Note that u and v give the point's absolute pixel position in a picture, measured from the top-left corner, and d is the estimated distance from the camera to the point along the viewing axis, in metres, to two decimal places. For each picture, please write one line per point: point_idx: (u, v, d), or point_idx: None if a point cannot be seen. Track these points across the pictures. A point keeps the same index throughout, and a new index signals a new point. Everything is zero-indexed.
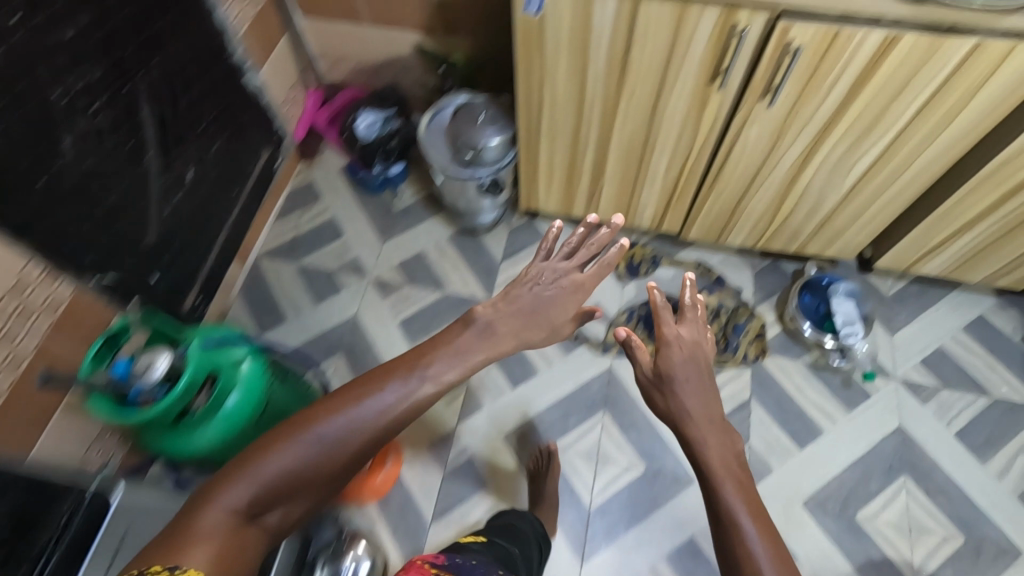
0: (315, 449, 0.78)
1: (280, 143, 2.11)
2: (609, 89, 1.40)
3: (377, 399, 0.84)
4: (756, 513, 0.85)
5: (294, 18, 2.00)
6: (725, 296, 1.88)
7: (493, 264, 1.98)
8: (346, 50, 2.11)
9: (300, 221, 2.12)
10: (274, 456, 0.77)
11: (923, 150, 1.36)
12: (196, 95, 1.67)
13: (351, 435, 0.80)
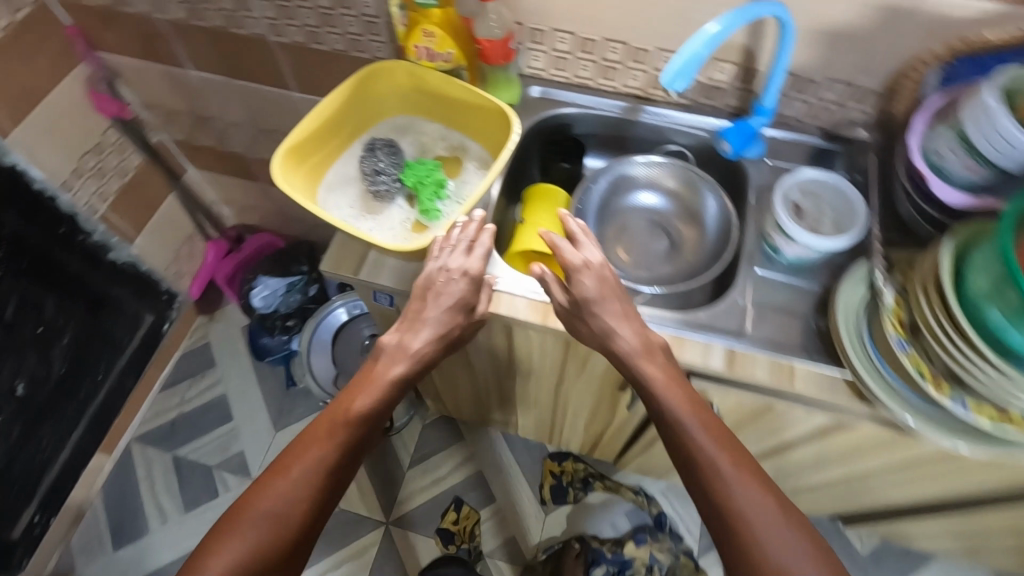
0: (292, 483, 0.74)
1: (172, 306, 1.82)
2: (498, 364, 1.11)
3: (326, 446, 0.76)
4: (767, 485, 0.69)
5: (187, 165, 1.72)
6: (658, 547, 1.52)
7: (398, 474, 1.68)
8: (252, 202, 1.84)
9: (188, 395, 1.84)
10: (266, 499, 0.73)
11: (896, 488, 1.03)
12: (30, 298, 1.40)
13: (319, 465, 0.75)
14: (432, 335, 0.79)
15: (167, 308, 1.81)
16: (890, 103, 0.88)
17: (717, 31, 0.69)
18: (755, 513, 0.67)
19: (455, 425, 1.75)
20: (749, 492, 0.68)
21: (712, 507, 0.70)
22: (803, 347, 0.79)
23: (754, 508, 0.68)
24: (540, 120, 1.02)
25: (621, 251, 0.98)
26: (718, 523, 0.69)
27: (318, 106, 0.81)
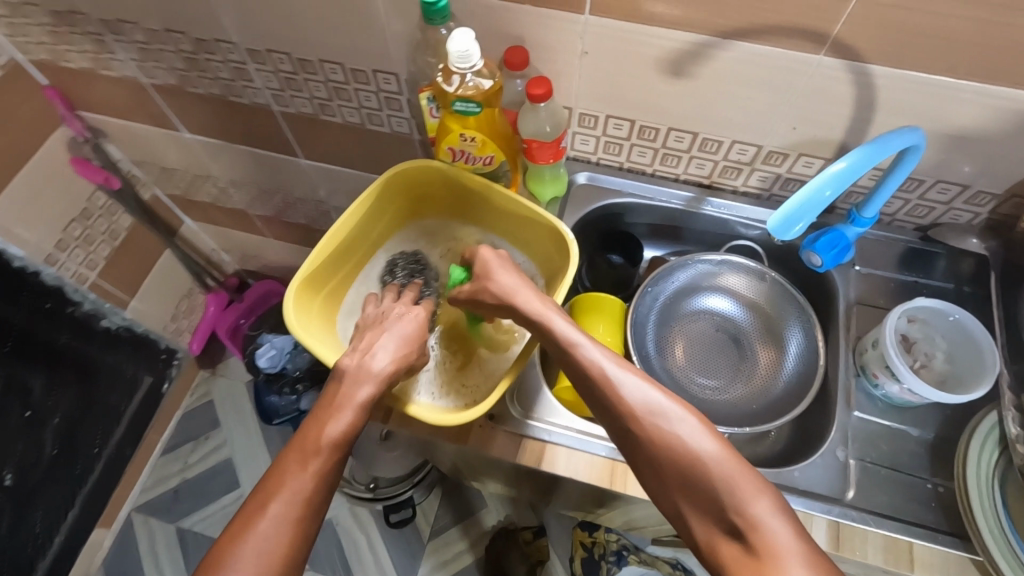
0: (299, 489, 0.53)
1: (173, 364, 1.68)
2: (537, 487, 0.97)
3: (376, 383, 0.60)
4: (793, 520, 0.47)
5: (184, 219, 1.59)
6: None
7: (415, 551, 1.39)
8: (254, 253, 1.71)
9: (190, 458, 1.73)
10: (268, 504, 0.52)
11: None
12: (18, 381, 1.26)
13: (361, 411, 0.58)
14: (391, 356, 0.63)
15: (167, 368, 1.66)
16: (1010, 207, 0.75)
17: (847, 168, 0.56)
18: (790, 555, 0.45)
19: (480, 495, 1.44)
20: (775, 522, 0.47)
21: (717, 543, 0.48)
22: (922, 519, 0.66)
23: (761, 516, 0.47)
24: (588, 212, 0.89)
25: (681, 358, 0.83)
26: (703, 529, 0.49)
27: (337, 228, 0.69)
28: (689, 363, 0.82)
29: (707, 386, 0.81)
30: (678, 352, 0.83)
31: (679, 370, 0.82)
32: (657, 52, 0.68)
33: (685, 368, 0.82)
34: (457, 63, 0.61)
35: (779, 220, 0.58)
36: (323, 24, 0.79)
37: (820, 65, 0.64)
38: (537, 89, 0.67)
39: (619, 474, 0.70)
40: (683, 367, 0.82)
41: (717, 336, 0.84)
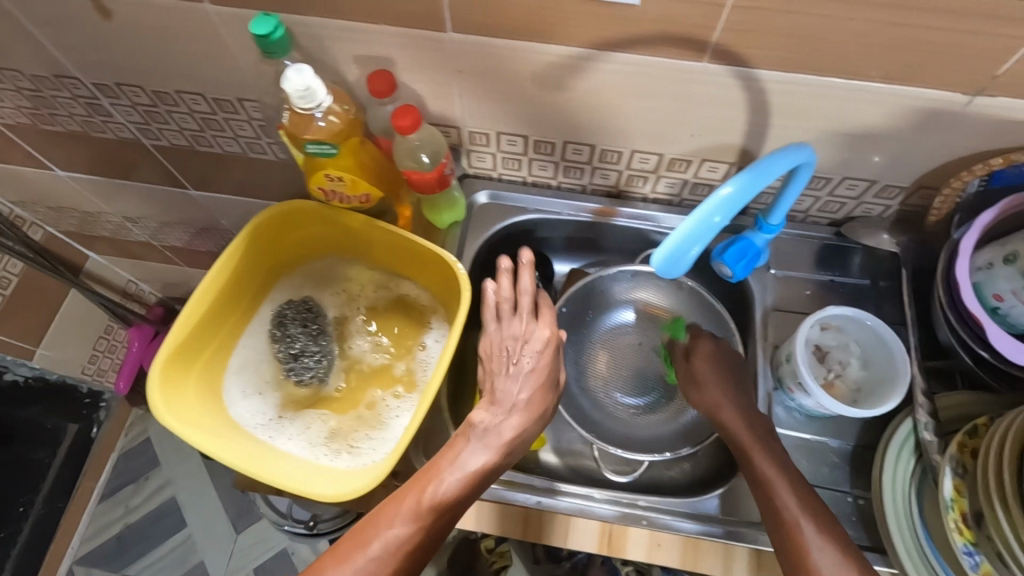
0: (423, 526, 0.58)
1: (98, 408, 1.59)
2: None
3: (490, 452, 0.61)
4: (843, 538, 0.56)
5: (87, 252, 1.44)
6: None
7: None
8: (173, 280, 1.60)
9: (133, 502, 1.61)
10: (390, 524, 0.58)
11: None
12: None
13: (473, 480, 0.60)
14: (532, 406, 0.64)
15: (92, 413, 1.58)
16: (920, 199, 0.71)
17: (735, 193, 0.50)
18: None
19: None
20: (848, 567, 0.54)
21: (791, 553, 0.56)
22: (844, 535, 0.65)
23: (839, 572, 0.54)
24: (495, 233, 0.82)
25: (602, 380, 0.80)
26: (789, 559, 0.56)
27: (201, 292, 0.62)
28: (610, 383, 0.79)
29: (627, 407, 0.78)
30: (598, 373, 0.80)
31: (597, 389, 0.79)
32: (534, 68, 0.62)
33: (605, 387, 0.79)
34: (300, 102, 0.54)
35: (662, 259, 0.53)
36: (167, 55, 0.70)
37: (704, 73, 0.59)
38: (403, 120, 0.60)
39: (534, 526, 0.65)
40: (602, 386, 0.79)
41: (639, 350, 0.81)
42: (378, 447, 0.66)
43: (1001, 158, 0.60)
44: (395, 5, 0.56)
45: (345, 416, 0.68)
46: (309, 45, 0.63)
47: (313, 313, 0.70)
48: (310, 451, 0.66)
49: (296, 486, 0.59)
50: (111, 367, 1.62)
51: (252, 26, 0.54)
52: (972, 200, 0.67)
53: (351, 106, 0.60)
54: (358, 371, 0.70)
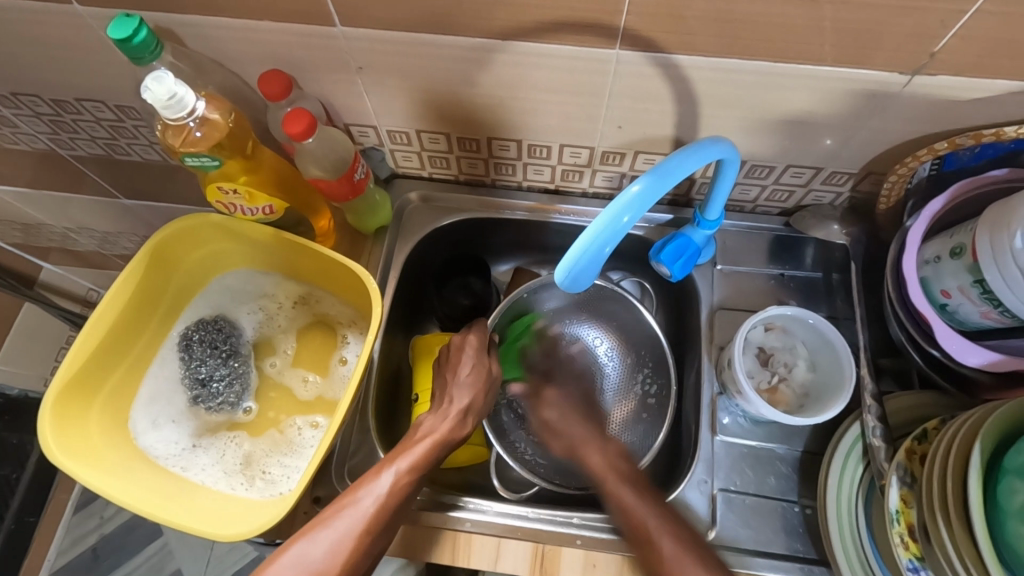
0: (336, 557, 0.51)
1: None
2: None
3: (399, 468, 0.55)
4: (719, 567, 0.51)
5: (42, 263, 1.25)
6: None
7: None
8: None
9: (108, 511, 1.40)
10: (319, 533, 0.52)
11: None
12: None
13: (386, 501, 0.54)
14: (453, 413, 0.61)
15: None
16: (871, 185, 0.66)
17: (645, 191, 0.44)
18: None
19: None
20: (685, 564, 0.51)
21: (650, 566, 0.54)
22: (796, 551, 0.61)
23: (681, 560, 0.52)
24: (426, 237, 0.77)
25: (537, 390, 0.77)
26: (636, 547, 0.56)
27: (89, 322, 0.58)
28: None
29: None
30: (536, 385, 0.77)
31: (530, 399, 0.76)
32: (435, 61, 0.57)
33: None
34: (168, 112, 0.49)
35: (566, 271, 0.48)
36: (54, 63, 0.65)
37: (618, 61, 0.54)
38: (295, 126, 0.56)
39: (462, 549, 0.62)
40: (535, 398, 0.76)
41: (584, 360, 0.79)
42: (293, 473, 0.63)
43: (947, 142, 0.55)
44: (270, 1, 0.51)
45: (261, 441, 0.65)
46: (192, 49, 0.58)
47: (223, 335, 0.66)
48: (224, 481, 0.62)
49: (197, 525, 0.55)
50: None
51: (111, 30, 0.50)
52: (923, 186, 0.60)
53: (235, 113, 0.55)
54: (274, 395, 0.67)
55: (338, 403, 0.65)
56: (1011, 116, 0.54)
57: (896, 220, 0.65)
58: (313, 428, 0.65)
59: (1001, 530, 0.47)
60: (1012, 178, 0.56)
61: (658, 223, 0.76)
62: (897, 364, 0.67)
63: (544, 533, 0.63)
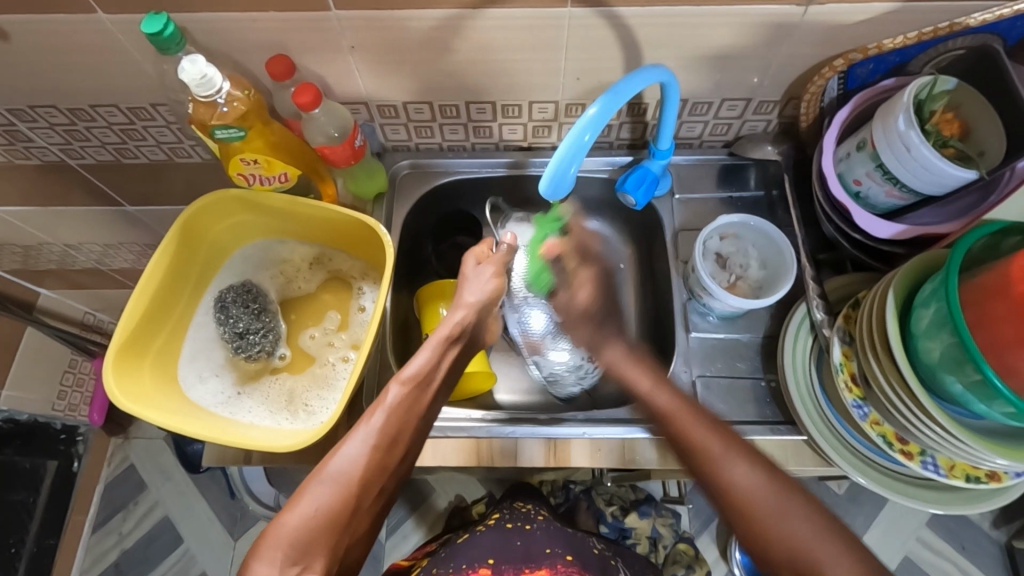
0: (363, 462, 0.58)
1: (77, 442, 1.36)
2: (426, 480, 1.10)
3: (402, 380, 0.62)
4: (813, 504, 0.53)
5: (38, 289, 1.25)
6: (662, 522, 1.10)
7: (378, 554, 1.30)
8: None
9: (126, 527, 1.39)
10: (348, 443, 0.59)
11: None
12: None
13: (394, 412, 0.61)
14: (462, 311, 0.68)
15: (71, 447, 1.35)
16: (792, 109, 0.78)
17: (600, 111, 0.55)
18: (797, 526, 0.52)
19: (427, 480, 1.33)
20: (788, 505, 0.53)
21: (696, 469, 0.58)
22: (762, 416, 0.73)
23: (756, 486, 0.54)
24: (419, 200, 0.87)
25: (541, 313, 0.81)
26: (704, 486, 0.57)
27: (140, 284, 0.66)
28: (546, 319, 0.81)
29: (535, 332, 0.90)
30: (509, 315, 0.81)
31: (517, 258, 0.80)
32: (417, 33, 0.66)
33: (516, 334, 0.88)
34: (199, 90, 0.59)
35: (547, 183, 0.59)
36: (74, 69, 0.72)
37: (571, 17, 0.64)
38: (303, 98, 0.65)
39: (485, 452, 0.73)
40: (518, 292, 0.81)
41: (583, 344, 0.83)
42: (330, 403, 0.72)
43: (843, 58, 0.67)
44: None
45: (299, 381, 0.74)
46: (205, 43, 0.67)
47: (253, 295, 0.75)
48: (271, 418, 0.71)
49: (256, 443, 0.65)
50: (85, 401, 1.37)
51: (143, 26, 0.59)
52: (835, 104, 0.74)
53: (253, 89, 0.66)
54: (303, 342, 0.77)
55: (362, 339, 0.75)
56: (891, 34, 0.66)
57: (815, 135, 0.77)
58: (343, 364, 0.75)
59: (917, 351, 0.58)
60: (899, 84, 0.68)
61: (621, 165, 0.87)
62: (832, 258, 0.79)
63: (555, 432, 0.73)
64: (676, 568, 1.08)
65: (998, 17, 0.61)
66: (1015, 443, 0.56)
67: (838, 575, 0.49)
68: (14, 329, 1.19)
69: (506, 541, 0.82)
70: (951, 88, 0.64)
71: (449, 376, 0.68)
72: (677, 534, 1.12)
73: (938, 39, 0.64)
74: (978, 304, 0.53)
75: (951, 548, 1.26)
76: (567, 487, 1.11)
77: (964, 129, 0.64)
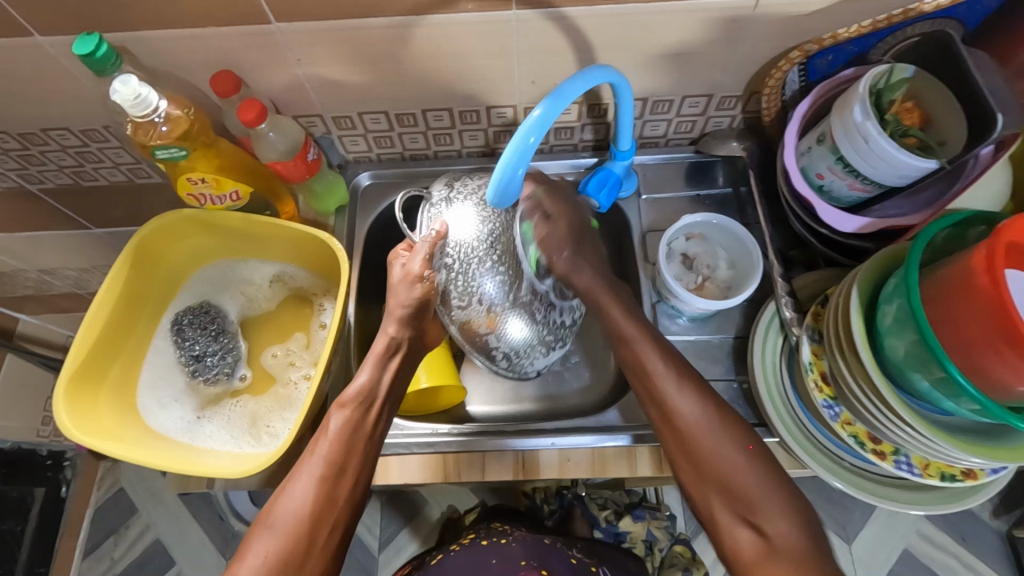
0: (309, 501, 0.58)
1: (64, 468, 1.34)
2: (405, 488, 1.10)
3: (342, 409, 0.62)
4: (744, 436, 0.56)
5: (18, 315, 1.22)
6: (657, 527, 1.02)
7: (369, 567, 1.28)
8: None
9: (116, 551, 1.37)
10: (296, 482, 0.59)
11: None
12: None
13: (338, 442, 0.60)
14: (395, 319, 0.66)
15: (58, 474, 1.33)
16: (756, 104, 0.77)
17: (544, 113, 0.53)
18: (723, 450, 0.55)
19: (419, 492, 1.32)
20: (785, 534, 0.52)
21: (647, 398, 0.60)
22: (737, 419, 0.71)
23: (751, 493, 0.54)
24: (383, 213, 0.85)
25: (517, 322, 0.71)
26: (659, 423, 0.59)
27: (90, 310, 0.65)
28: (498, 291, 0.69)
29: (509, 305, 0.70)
30: (455, 288, 0.69)
31: (452, 212, 0.69)
32: (362, 42, 0.65)
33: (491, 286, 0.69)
34: (135, 110, 0.57)
35: (494, 189, 0.57)
36: (20, 95, 0.71)
37: (518, 19, 0.63)
38: (247, 114, 0.64)
39: (452, 467, 0.71)
40: (456, 276, 0.68)
41: (551, 331, 0.74)
42: (292, 423, 0.70)
43: (798, 50, 0.65)
44: (212, 8, 0.59)
45: (260, 403, 0.73)
46: (147, 62, 0.66)
47: (211, 316, 0.74)
48: (232, 442, 0.69)
49: (212, 469, 0.63)
50: None
51: (75, 47, 0.57)
52: (797, 97, 0.72)
53: (194, 108, 0.64)
54: (264, 362, 0.75)
55: (322, 357, 0.74)
56: (847, 24, 0.65)
57: (781, 129, 0.76)
58: (305, 382, 0.73)
59: (883, 347, 0.56)
60: (860, 74, 0.67)
61: (586, 168, 0.85)
62: (803, 254, 0.78)
63: (524, 445, 0.71)
64: (673, 572, 0.99)
65: (953, 2, 0.60)
66: (985, 441, 0.54)
67: (772, 524, 0.52)
68: None
69: (481, 560, 0.80)
70: (909, 76, 0.62)
71: (396, 395, 0.66)
72: (672, 537, 1.03)
73: (896, 25, 0.63)
74: (941, 301, 0.51)
75: (952, 540, 1.24)
76: (559, 494, 1.06)
77: (925, 119, 0.62)
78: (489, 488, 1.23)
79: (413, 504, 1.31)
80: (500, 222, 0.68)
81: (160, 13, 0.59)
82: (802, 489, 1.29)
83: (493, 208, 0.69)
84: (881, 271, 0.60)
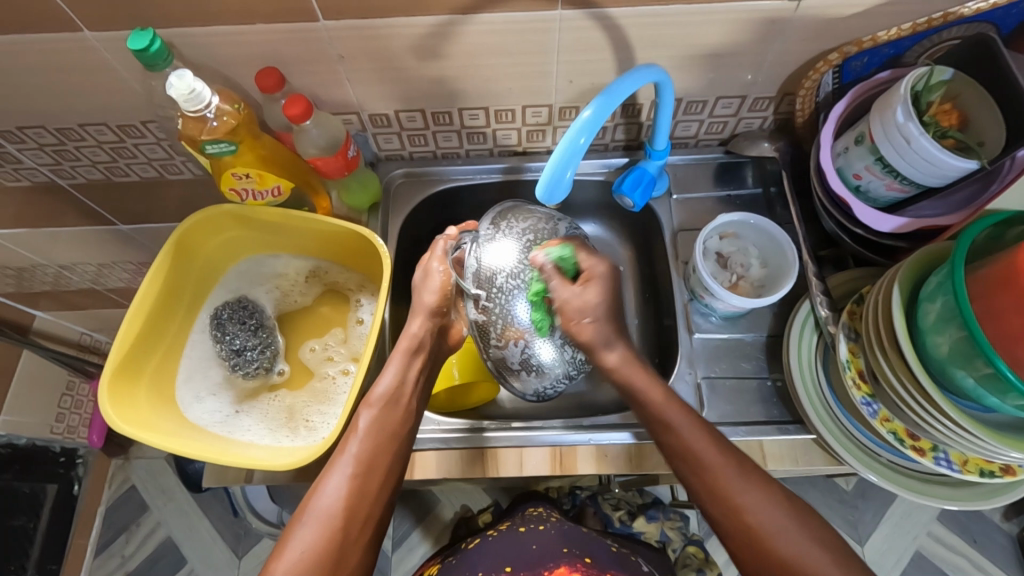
0: (342, 495, 0.58)
1: (76, 465, 1.34)
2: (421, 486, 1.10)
3: (371, 407, 0.62)
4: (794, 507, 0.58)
5: (35, 311, 1.21)
6: (670, 526, 1.03)
7: (382, 567, 1.28)
8: None
9: (128, 549, 1.36)
10: (329, 476, 0.59)
11: None
12: None
13: (368, 438, 0.60)
14: (425, 318, 0.68)
15: (71, 471, 1.32)
16: (787, 106, 0.78)
17: (594, 114, 0.54)
18: (783, 528, 0.57)
19: (432, 491, 1.32)
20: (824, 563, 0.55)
21: (702, 488, 0.60)
22: (770, 415, 0.72)
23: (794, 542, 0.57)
24: (414, 210, 0.86)
25: (548, 348, 0.70)
26: (709, 504, 0.59)
27: (134, 304, 0.66)
28: (535, 313, 0.67)
29: (547, 327, 0.68)
30: (491, 314, 0.68)
31: (502, 239, 0.69)
32: (406, 40, 0.66)
33: (526, 310, 0.67)
34: (188, 104, 0.58)
35: (543, 186, 0.57)
36: (61, 89, 0.72)
37: (562, 19, 0.64)
38: (294, 109, 0.64)
39: (488, 463, 0.72)
40: (492, 307, 0.68)
41: (573, 364, 0.73)
42: (331, 418, 0.71)
43: (837, 52, 0.66)
44: (264, 4, 0.60)
45: (298, 398, 0.74)
46: (192, 58, 0.66)
47: (249, 310, 0.75)
48: (270, 435, 0.70)
49: (255, 461, 0.64)
50: (84, 422, 1.36)
51: (128, 42, 0.58)
52: (830, 99, 0.73)
53: (242, 103, 0.65)
54: (299, 356, 0.76)
55: (361, 352, 0.74)
56: (885, 27, 0.66)
57: (812, 131, 0.77)
58: (342, 377, 0.74)
59: (926, 345, 0.57)
60: (895, 76, 0.68)
61: (616, 167, 0.86)
62: (834, 253, 0.79)
63: (562, 438, 0.72)
64: (687, 572, 0.99)
65: (992, 6, 0.60)
66: None
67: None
68: (8, 353, 1.16)
69: (521, 545, 0.80)
70: (947, 79, 0.63)
71: (422, 394, 0.67)
72: (686, 537, 1.04)
73: (932, 30, 0.64)
74: (984, 298, 0.52)
75: (963, 542, 1.25)
76: (573, 492, 1.06)
77: (962, 120, 0.63)
78: (504, 486, 1.24)
79: (427, 503, 1.32)
80: (542, 249, 0.69)
81: (210, 9, 0.60)
82: (813, 490, 1.29)
83: (540, 240, 0.70)
84: (920, 270, 0.61)
